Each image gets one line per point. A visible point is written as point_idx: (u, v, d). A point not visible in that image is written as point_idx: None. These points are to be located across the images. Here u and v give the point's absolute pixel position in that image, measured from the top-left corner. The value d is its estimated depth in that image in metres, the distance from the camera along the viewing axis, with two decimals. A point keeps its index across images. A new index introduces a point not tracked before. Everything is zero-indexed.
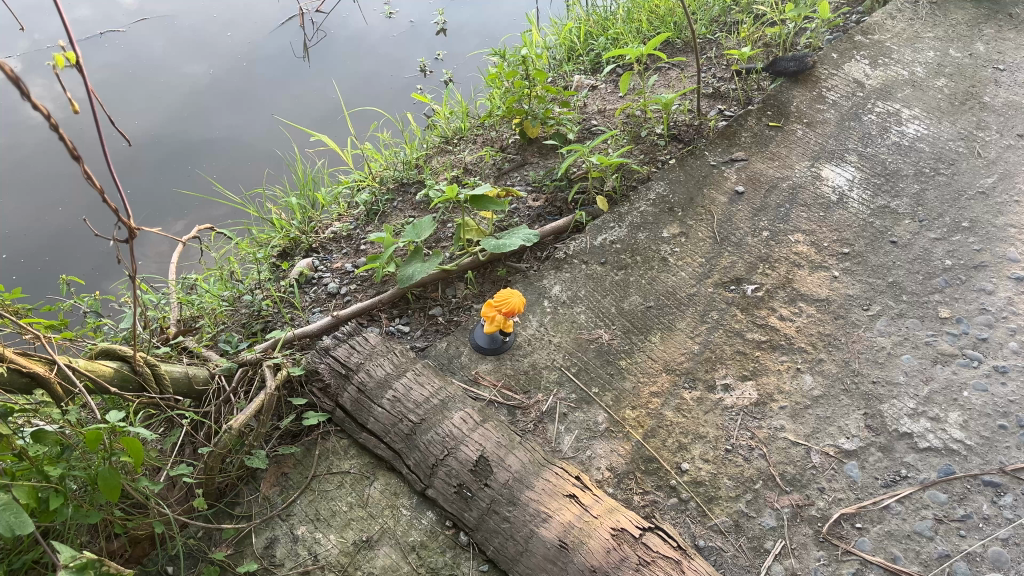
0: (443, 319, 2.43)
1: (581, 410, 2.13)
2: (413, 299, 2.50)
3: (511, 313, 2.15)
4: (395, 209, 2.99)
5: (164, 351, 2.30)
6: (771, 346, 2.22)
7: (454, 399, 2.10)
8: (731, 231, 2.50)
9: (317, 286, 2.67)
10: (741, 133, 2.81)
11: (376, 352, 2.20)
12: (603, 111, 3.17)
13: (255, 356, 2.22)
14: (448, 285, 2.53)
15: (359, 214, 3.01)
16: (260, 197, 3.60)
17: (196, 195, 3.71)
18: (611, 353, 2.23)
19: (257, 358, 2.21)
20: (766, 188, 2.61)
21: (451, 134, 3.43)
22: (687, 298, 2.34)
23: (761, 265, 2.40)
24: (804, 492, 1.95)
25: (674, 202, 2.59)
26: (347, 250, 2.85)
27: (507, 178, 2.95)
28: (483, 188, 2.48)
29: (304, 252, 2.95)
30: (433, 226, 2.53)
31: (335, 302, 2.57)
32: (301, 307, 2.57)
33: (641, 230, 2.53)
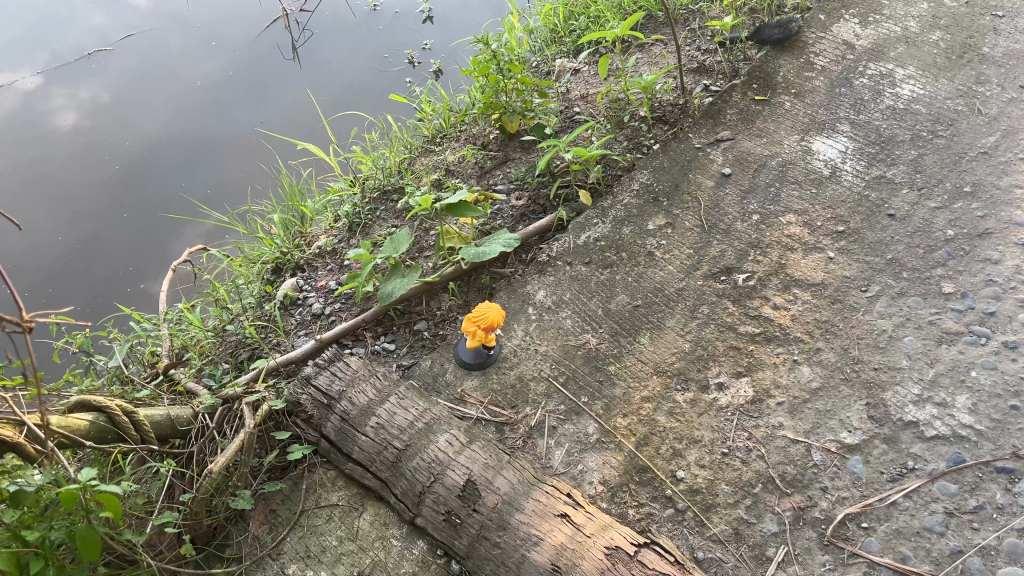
0: (428, 334, 2.37)
1: (571, 422, 2.05)
2: (398, 316, 2.44)
3: (493, 327, 2.08)
4: (379, 218, 2.90)
5: (148, 393, 2.27)
6: (766, 338, 2.12)
7: (439, 421, 2.04)
8: (720, 217, 2.38)
9: (303, 307, 2.61)
10: (726, 110, 2.65)
11: (357, 377, 2.15)
12: (585, 97, 3.06)
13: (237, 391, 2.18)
14: (432, 297, 2.46)
15: (341, 227, 2.93)
16: (248, 216, 3.53)
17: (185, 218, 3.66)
18: (599, 359, 2.15)
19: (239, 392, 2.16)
20: (754, 168, 2.47)
21: (435, 133, 3.35)
22: (676, 294, 2.24)
23: (753, 251, 2.29)
24: (806, 493, 1.87)
25: (658, 190, 2.47)
26: (330, 267, 2.78)
27: (489, 177, 2.86)
28: (460, 195, 2.39)
29: (291, 270, 2.89)
30: (411, 238, 2.46)
31: (320, 323, 2.51)
32: (287, 334, 2.53)
33: (626, 224, 2.41)
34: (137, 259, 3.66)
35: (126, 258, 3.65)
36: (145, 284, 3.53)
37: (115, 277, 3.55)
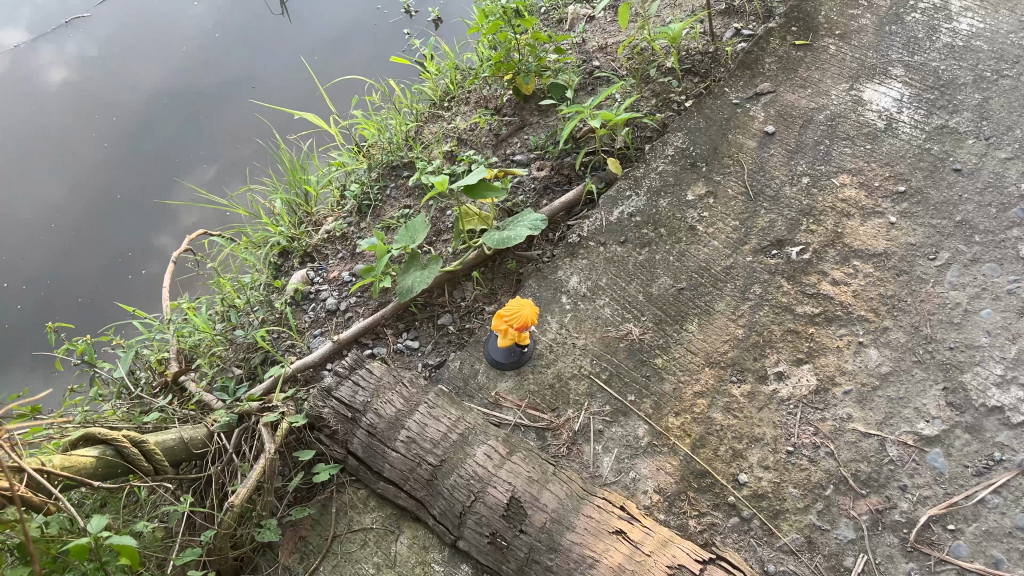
0: (454, 329, 2.20)
1: (618, 423, 1.88)
2: (420, 310, 2.26)
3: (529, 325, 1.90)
4: (390, 196, 2.68)
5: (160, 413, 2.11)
6: (826, 318, 1.93)
7: (474, 431, 1.88)
8: (765, 182, 2.16)
9: (316, 302, 2.43)
10: (764, 58, 2.40)
11: (382, 386, 1.98)
12: (604, 48, 2.80)
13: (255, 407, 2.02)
14: (455, 286, 2.28)
15: (350, 209, 2.72)
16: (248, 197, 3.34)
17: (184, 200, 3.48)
18: (645, 351, 1.97)
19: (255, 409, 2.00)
20: (801, 124, 2.23)
21: (441, 96, 3.11)
22: (723, 273, 2.04)
23: (805, 220, 2.08)
24: (883, 493, 1.70)
25: (696, 155, 2.25)
26: (342, 254, 2.58)
27: (506, 146, 2.63)
28: (478, 173, 2.18)
29: (300, 259, 2.70)
30: (428, 224, 2.26)
31: (336, 320, 2.33)
32: (302, 335, 2.36)
33: (662, 195, 2.20)
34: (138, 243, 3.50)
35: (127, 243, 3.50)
36: (146, 270, 3.37)
37: (116, 265, 3.40)
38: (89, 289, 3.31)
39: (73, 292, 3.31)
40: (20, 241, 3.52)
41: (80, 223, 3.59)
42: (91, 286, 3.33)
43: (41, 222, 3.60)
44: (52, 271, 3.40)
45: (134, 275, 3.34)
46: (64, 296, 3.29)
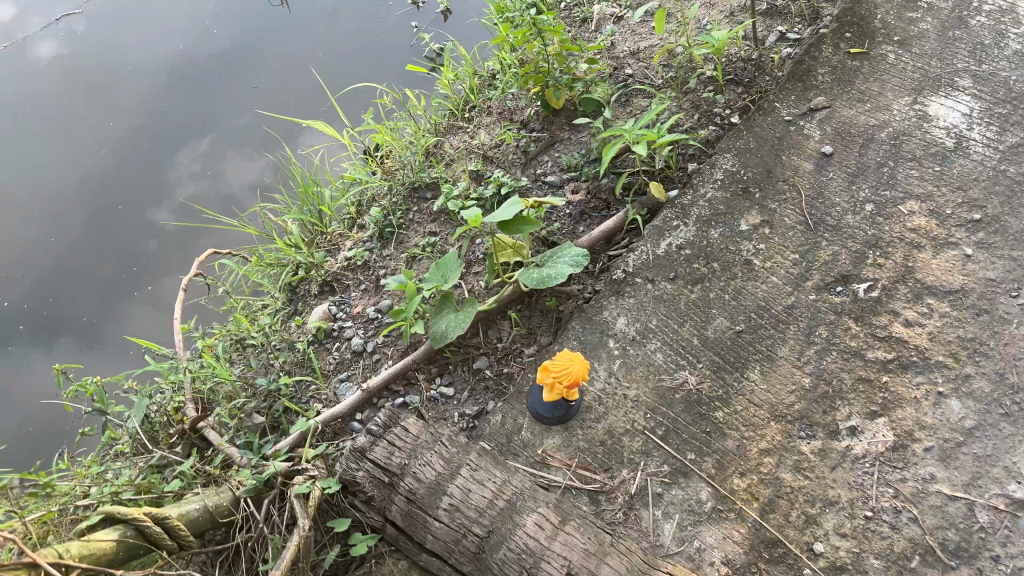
0: (491, 374, 2.04)
1: (678, 485, 1.74)
2: (454, 352, 2.11)
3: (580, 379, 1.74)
4: (413, 220, 2.51)
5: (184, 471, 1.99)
6: (901, 365, 1.78)
7: (522, 496, 1.73)
8: (826, 210, 1.99)
9: (340, 342, 2.27)
10: (817, 69, 2.21)
11: (420, 446, 1.83)
12: (637, 54, 2.61)
13: (285, 470, 1.87)
14: (490, 325, 2.12)
15: (371, 234, 2.55)
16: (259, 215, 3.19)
17: (191, 213, 3.31)
18: (703, 404, 1.82)
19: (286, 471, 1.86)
20: (861, 143, 2.06)
21: (462, 105, 2.93)
22: (785, 314, 1.89)
23: (871, 252, 1.92)
24: (975, 566, 1.55)
25: (748, 179, 2.08)
26: (365, 285, 2.41)
27: (536, 164, 2.45)
28: (514, 206, 2.02)
29: (320, 289, 2.54)
30: (460, 260, 2.11)
31: (363, 363, 2.18)
32: (327, 379, 2.20)
33: (713, 224, 2.03)
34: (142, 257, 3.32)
35: (130, 257, 3.32)
36: (151, 288, 3.20)
37: (120, 282, 3.23)
38: (93, 309, 3.15)
39: (77, 312, 3.15)
40: (19, 253, 3.35)
41: (81, 234, 3.41)
42: (95, 305, 3.16)
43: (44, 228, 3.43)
44: (54, 288, 3.24)
45: (139, 293, 3.17)
46: (68, 317, 3.13)
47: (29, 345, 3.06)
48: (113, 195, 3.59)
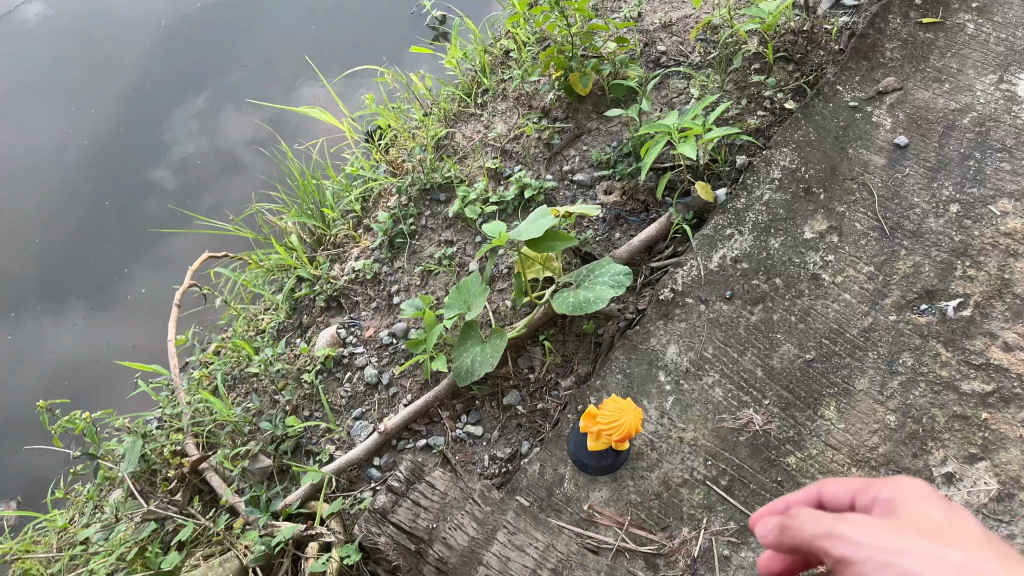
0: (524, 411, 1.81)
1: (748, 546, 1.51)
2: (481, 384, 1.88)
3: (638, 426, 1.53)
4: (425, 225, 2.23)
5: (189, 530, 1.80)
6: (1003, 399, 1.51)
7: (569, 564, 1.50)
8: (904, 212, 1.72)
9: (351, 370, 2.04)
10: (885, 43, 1.93)
11: (448, 505, 1.60)
12: (670, 27, 2.32)
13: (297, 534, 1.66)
14: (520, 353, 1.89)
15: (379, 243, 2.27)
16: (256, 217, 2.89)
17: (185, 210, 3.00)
18: (772, 449, 1.57)
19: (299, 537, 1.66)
20: (940, 133, 1.79)
21: (472, 86, 2.61)
22: (862, 338, 1.63)
23: (960, 262, 1.65)
24: None
25: (809, 176, 1.81)
26: (375, 303, 2.16)
27: (562, 158, 2.17)
28: (545, 220, 1.77)
29: (326, 304, 2.30)
30: (483, 282, 1.86)
31: (379, 397, 1.95)
32: (341, 416, 1.97)
33: (773, 232, 1.77)
34: (129, 255, 3.02)
35: (122, 253, 3.02)
36: (140, 293, 2.90)
37: (106, 283, 2.94)
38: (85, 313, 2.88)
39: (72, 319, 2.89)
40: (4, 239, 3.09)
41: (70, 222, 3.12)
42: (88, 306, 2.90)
43: (33, 212, 3.16)
44: (42, 288, 2.96)
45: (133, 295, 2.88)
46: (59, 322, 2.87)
47: (13, 355, 2.82)
48: (104, 174, 3.28)
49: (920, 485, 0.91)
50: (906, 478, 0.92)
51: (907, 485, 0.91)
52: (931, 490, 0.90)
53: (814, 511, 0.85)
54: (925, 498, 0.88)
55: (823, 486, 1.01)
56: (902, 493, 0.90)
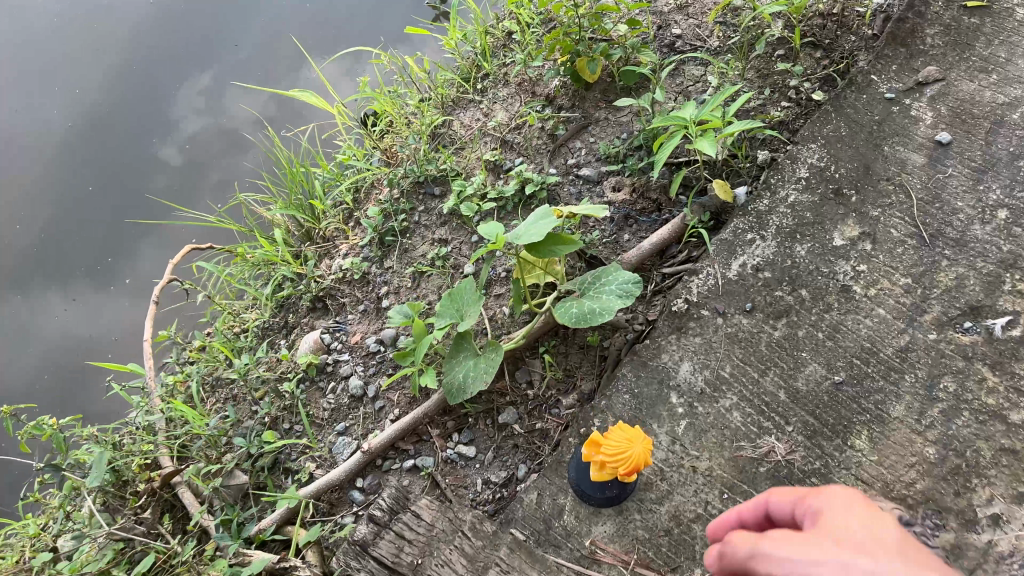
0: (522, 431, 1.66)
1: None
2: (475, 400, 1.72)
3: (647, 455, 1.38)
4: (418, 221, 2.06)
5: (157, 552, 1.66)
6: None
7: None
8: (946, 218, 1.54)
9: (335, 380, 1.88)
10: (925, 29, 1.75)
11: (435, 540, 1.47)
12: (687, 8, 2.14)
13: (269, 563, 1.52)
14: (518, 366, 1.74)
15: (368, 240, 2.11)
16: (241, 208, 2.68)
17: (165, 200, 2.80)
18: (795, 483, 1.40)
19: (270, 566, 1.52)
20: (988, 128, 1.60)
21: (472, 70, 2.43)
22: (898, 359, 1.46)
23: (1011, 274, 1.46)
24: None
25: (839, 176, 1.63)
26: (363, 305, 2.00)
27: (567, 151, 1.99)
28: (547, 222, 1.60)
29: (311, 304, 2.14)
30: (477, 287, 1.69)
31: (365, 410, 1.80)
32: (323, 431, 1.82)
33: (798, 238, 1.60)
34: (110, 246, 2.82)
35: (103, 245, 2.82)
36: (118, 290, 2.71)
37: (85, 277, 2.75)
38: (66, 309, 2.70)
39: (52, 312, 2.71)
40: None
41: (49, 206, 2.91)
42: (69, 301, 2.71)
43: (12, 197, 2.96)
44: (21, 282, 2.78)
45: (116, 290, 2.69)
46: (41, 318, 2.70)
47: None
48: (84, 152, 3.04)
49: (853, 495, 0.92)
50: (838, 488, 0.94)
51: (838, 493, 0.92)
52: (865, 500, 0.91)
53: (746, 534, 0.88)
54: (854, 508, 0.89)
55: (768, 494, 1.02)
56: (831, 500, 0.92)
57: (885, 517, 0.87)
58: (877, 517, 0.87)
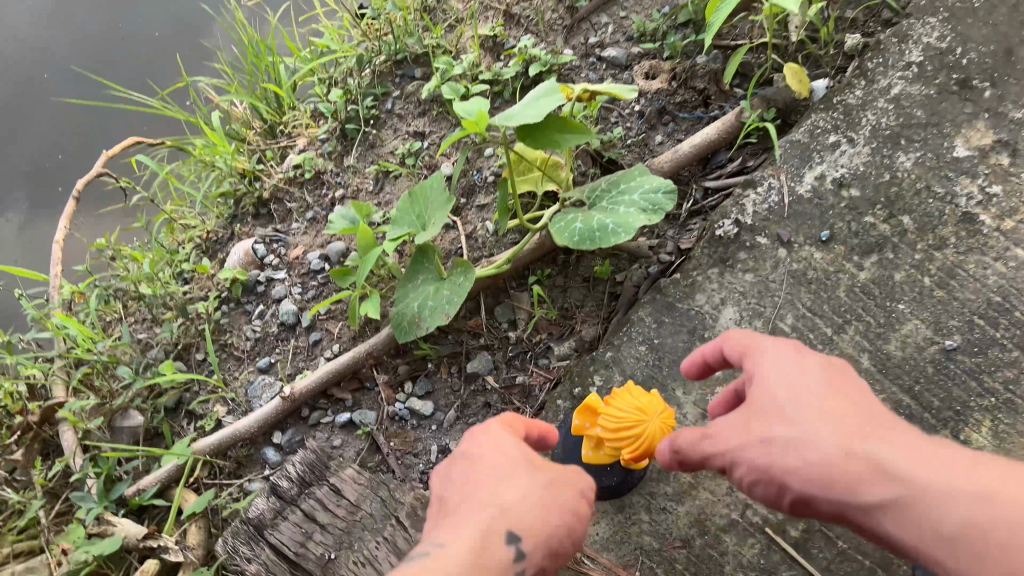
0: (496, 386, 1.23)
1: None
2: (438, 340, 1.28)
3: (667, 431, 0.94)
4: (391, 110, 1.60)
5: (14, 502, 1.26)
6: None
7: None
8: None
9: (265, 303, 1.45)
10: None
11: (357, 525, 1.05)
12: None
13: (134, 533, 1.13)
14: (498, 301, 1.29)
15: (328, 130, 1.65)
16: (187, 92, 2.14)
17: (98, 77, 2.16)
18: None
19: (135, 536, 1.13)
20: None
21: None
22: None
23: None
24: None
25: (970, 62, 1.15)
26: (314, 212, 1.56)
27: (588, 25, 1.51)
28: (550, 98, 1.12)
29: (253, 209, 1.69)
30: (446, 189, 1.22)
31: (297, 344, 1.37)
32: (242, 367, 1.40)
33: (903, 144, 1.13)
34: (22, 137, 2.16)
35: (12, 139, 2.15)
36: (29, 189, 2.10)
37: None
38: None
39: None
40: None
41: None
42: None
43: None
44: None
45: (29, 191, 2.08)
46: None
47: None
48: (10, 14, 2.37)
49: (791, 348, 0.81)
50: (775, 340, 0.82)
51: (773, 354, 0.80)
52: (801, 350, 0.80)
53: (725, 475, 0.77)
54: (789, 371, 0.78)
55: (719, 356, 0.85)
56: (762, 364, 0.80)
57: (817, 358, 0.79)
58: (808, 366, 0.78)
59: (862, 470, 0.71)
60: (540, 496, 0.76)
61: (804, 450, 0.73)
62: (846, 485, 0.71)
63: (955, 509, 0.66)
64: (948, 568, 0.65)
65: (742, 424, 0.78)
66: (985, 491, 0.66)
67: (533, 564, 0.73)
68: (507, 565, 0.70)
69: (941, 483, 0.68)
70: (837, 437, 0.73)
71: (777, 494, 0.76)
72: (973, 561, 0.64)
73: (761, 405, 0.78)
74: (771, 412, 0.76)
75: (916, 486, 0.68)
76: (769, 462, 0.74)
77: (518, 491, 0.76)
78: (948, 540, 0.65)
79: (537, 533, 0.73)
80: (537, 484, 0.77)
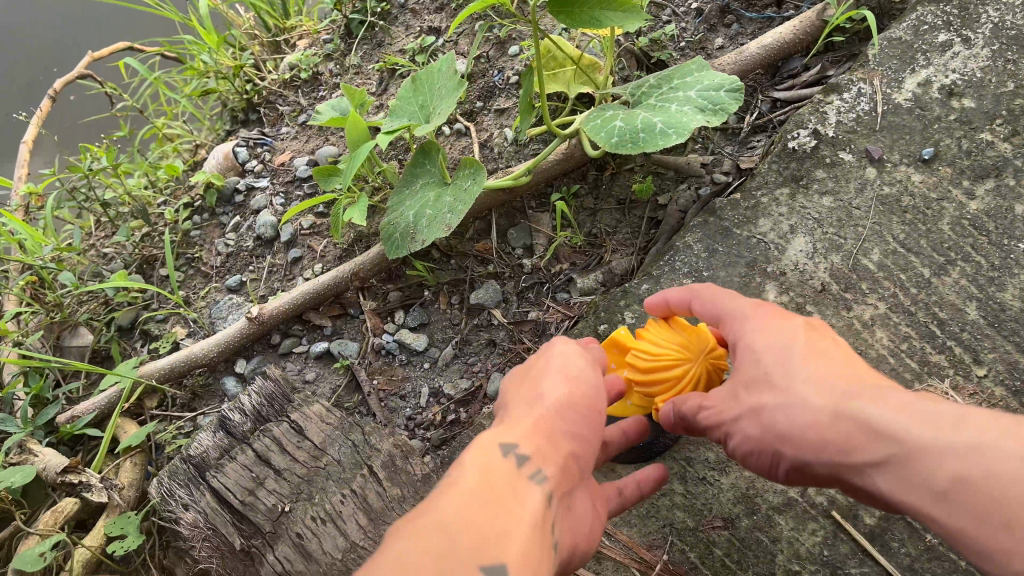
0: (503, 321, 1.02)
1: None
2: (439, 265, 1.08)
3: (715, 373, 0.71)
4: (404, 4, 1.38)
5: None
6: None
7: None
8: None
9: (242, 213, 1.25)
10: None
11: (321, 472, 0.84)
12: None
13: (55, 461, 0.93)
14: (513, 223, 1.08)
15: (333, 26, 1.44)
16: None
17: None
18: None
19: (55, 464, 0.93)
20: None
21: None
22: None
23: None
24: None
25: None
26: (307, 116, 1.35)
27: None
28: None
29: (242, 113, 1.48)
30: (451, 65, 0.97)
31: (275, 261, 1.17)
32: (208, 285, 1.20)
33: None
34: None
35: None
36: None
37: None
38: None
39: None
40: None
41: None
42: None
43: None
44: None
45: None
46: None
47: None
48: None
49: (765, 309, 0.65)
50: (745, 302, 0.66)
51: (746, 315, 0.65)
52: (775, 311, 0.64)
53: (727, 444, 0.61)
54: (761, 331, 0.62)
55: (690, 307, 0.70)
56: (735, 322, 0.65)
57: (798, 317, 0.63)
58: (788, 321, 0.62)
59: (851, 432, 0.54)
60: (543, 391, 0.63)
61: (786, 415, 0.57)
62: (837, 454, 0.54)
63: (956, 462, 0.48)
64: (959, 538, 0.48)
65: (722, 390, 0.63)
66: (993, 440, 0.48)
67: (549, 464, 0.58)
68: (518, 471, 0.56)
69: (943, 439, 0.50)
70: (824, 395, 0.56)
71: (775, 470, 0.59)
72: (989, 527, 0.46)
73: (743, 371, 0.62)
74: (750, 374, 0.61)
75: (911, 442, 0.51)
76: (759, 432, 0.58)
77: (516, 406, 0.63)
78: (951, 501, 0.48)
79: (539, 432, 0.59)
80: (530, 394, 0.64)
